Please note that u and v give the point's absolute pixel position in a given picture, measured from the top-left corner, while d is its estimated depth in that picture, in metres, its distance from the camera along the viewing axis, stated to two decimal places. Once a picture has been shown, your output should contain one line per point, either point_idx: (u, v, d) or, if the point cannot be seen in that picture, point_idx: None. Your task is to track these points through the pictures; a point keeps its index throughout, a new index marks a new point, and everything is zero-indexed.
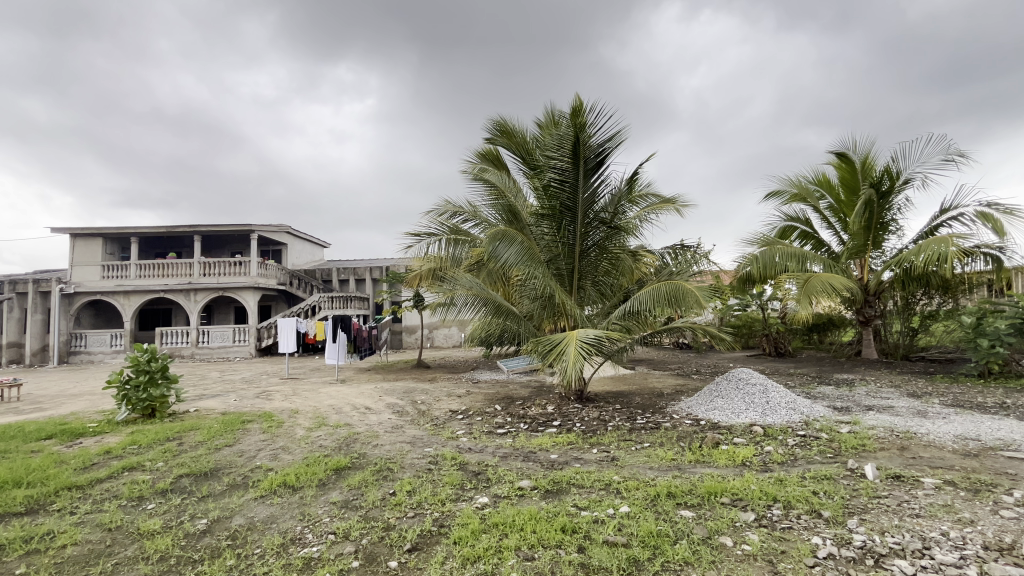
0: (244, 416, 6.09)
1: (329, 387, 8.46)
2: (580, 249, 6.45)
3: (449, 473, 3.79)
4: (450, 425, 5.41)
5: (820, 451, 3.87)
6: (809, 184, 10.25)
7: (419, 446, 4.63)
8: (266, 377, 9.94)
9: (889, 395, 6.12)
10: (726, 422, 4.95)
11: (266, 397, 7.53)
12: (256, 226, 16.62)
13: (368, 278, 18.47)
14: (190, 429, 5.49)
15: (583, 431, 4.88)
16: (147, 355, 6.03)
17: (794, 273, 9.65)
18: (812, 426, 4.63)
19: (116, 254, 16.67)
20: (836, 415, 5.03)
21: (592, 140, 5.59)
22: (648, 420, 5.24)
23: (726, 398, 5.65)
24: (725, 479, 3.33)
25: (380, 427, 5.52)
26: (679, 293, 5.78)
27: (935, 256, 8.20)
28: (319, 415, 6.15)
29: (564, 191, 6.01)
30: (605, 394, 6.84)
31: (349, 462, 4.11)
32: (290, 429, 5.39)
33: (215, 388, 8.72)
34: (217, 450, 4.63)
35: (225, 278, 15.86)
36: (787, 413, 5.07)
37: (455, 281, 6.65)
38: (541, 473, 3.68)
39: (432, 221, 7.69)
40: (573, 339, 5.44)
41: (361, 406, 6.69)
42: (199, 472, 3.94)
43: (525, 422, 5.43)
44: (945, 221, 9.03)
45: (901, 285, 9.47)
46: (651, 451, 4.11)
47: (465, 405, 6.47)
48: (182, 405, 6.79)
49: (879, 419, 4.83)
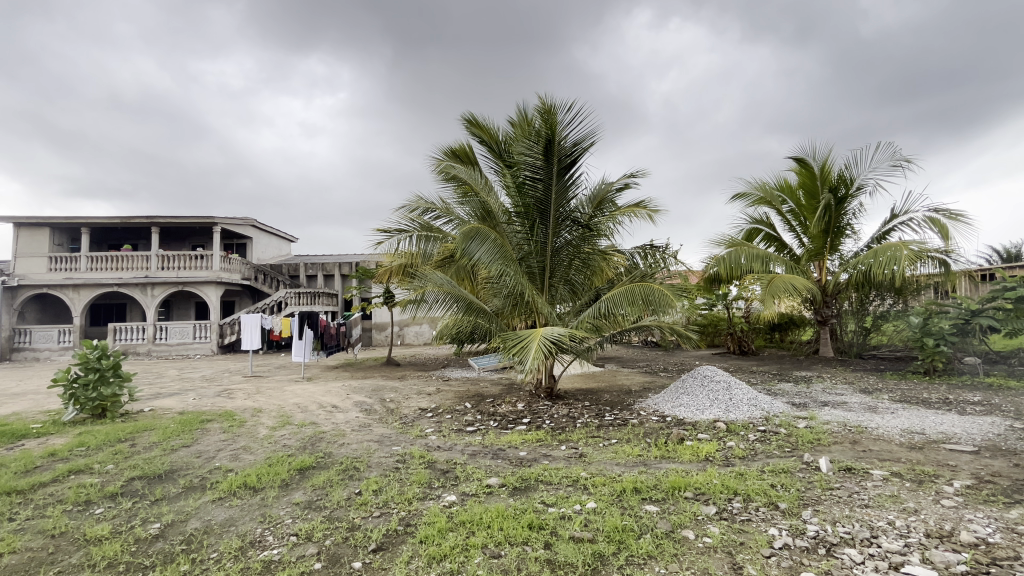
0: (203, 416, 5.86)
1: (294, 385, 8.24)
2: (552, 247, 6.49)
3: (417, 471, 3.75)
4: (419, 424, 5.35)
5: (778, 445, 4.01)
6: (772, 188, 10.60)
7: (387, 445, 4.56)
8: (228, 375, 9.59)
9: (843, 392, 6.43)
10: (691, 418, 5.07)
11: (227, 395, 7.28)
12: (219, 218, 16.03)
13: (337, 275, 18.12)
14: (143, 429, 5.24)
15: (552, 428, 4.90)
16: (97, 352, 5.73)
17: (757, 274, 10.01)
18: (772, 422, 4.80)
19: (65, 246, 15.77)
20: (794, 411, 5.23)
21: (566, 139, 5.62)
22: (616, 416, 5.31)
23: (691, 395, 5.79)
24: (689, 474, 3.41)
25: (347, 425, 5.41)
26: (648, 295, 5.94)
27: (890, 259, 8.71)
28: (284, 414, 5.99)
29: (537, 190, 6.03)
30: (575, 391, 6.90)
31: (314, 462, 4.01)
32: (252, 429, 5.23)
33: (172, 386, 8.36)
34: (173, 451, 4.44)
35: (185, 272, 15.22)
36: (749, 409, 5.24)
37: (426, 278, 6.58)
38: (509, 471, 3.69)
39: (403, 217, 7.57)
40: (537, 336, 5.49)
41: (327, 404, 6.54)
42: (153, 474, 3.77)
43: (495, 419, 5.42)
44: (897, 226, 9.50)
45: (856, 286, 9.96)
46: (618, 447, 4.17)
47: (434, 403, 6.42)
48: (136, 405, 6.48)
49: (833, 414, 5.05)
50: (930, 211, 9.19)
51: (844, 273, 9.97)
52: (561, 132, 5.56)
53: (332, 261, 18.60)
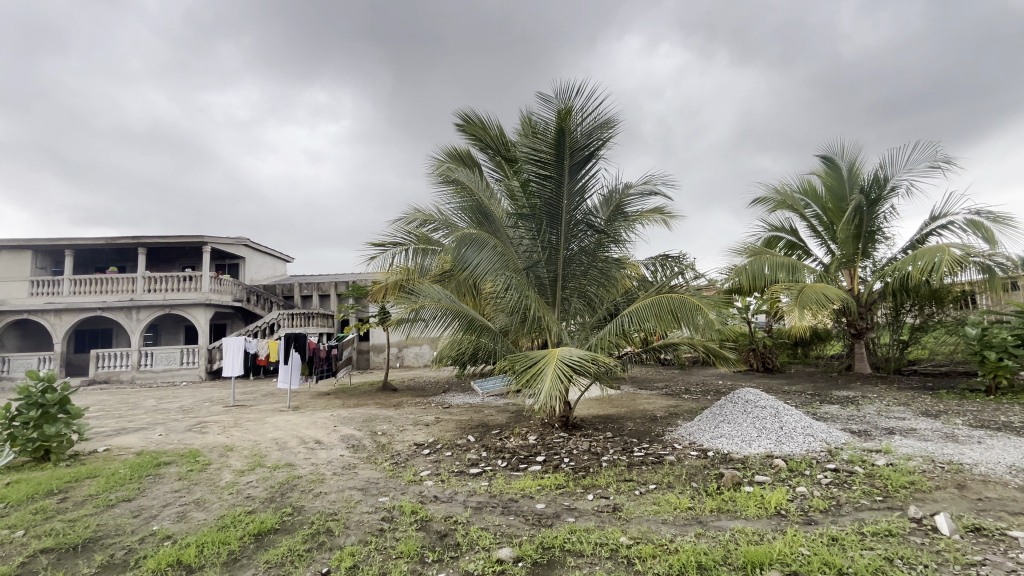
0: (162, 456, 5.03)
1: (277, 415, 7.39)
2: (564, 257, 5.71)
3: (406, 537, 2.91)
4: (413, 464, 4.50)
5: (865, 493, 3.17)
6: (794, 193, 9.89)
7: (372, 495, 3.71)
8: (207, 405, 8.74)
9: (903, 416, 5.56)
10: (738, 453, 4.24)
11: (199, 430, 6.44)
12: (210, 237, 15.38)
13: (333, 294, 17.45)
14: (86, 476, 4.41)
15: (572, 469, 4.05)
16: (41, 384, 4.92)
17: (784, 283, 9.21)
18: (840, 457, 3.95)
19: (48, 269, 15.14)
20: (861, 442, 4.38)
21: (580, 129, 4.89)
22: (648, 452, 4.47)
23: (732, 423, 4.94)
24: (765, 540, 2.57)
25: (328, 467, 4.57)
26: (676, 304, 5.20)
27: (932, 264, 7.98)
28: (258, 453, 5.16)
29: (546, 189, 5.27)
30: (593, 419, 6.06)
31: (278, 523, 3.17)
32: (214, 474, 4.38)
33: (141, 420, 7.51)
34: (109, 508, 3.61)
35: (173, 294, 14.51)
36: (806, 440, 4.40)
37: (422, 293, 5.82)
38: (525, 535, 2.84)
39: (398, 229, 6.99)
40: (554, 359, 4.69)
41: (309, 439, 5.70)
42: (66, 546, 2.93)
43: (503, 457, 4.57)
44: (936, 230, 8.75)
45: (892, 296, 9.21)
46: (660, 497, 3.33)
47: (432, 436, 5.58)
48: (91, 444, 5.64)
49: (912, 446, 4.21)
50: (971, 214, 8.52)
51: (878, 282, 9.27)
52: (575, 120, 4.82)
53: (328, 281, 17.95)
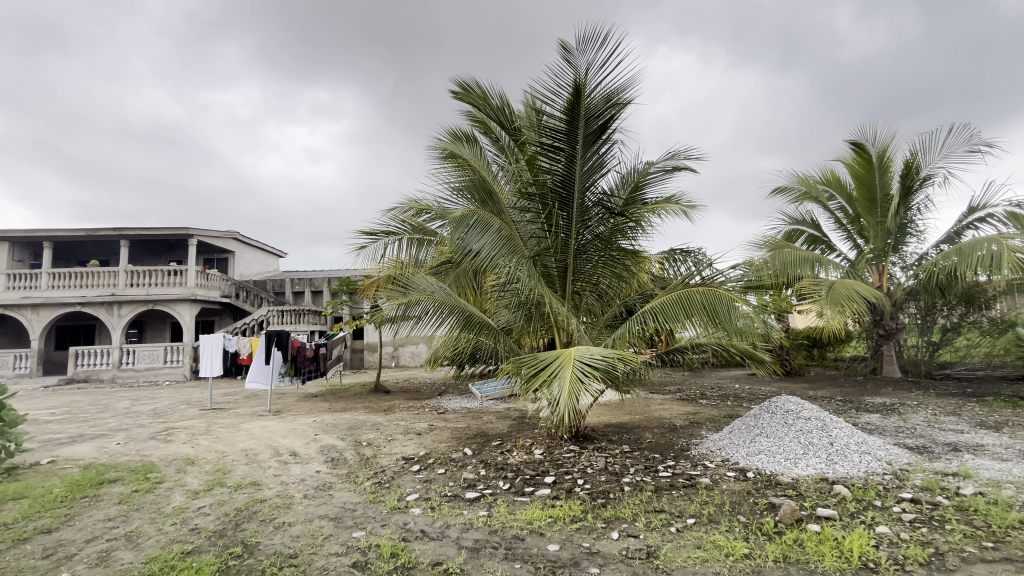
0: (109, 471, 4.33)
1: (254, 421, 6.70)
2: (576, 245, 5.02)
3: None
4: (399, 485, 3.82)
5: (969, 536, 2.49)
6: (817, 183, 9.25)
7: (346, 528, 3.02)
8: (181, 408, 8.04)
9: (957, 427, 4.92)
10: (783, 474, 3.57)
11: (164, 438, 5.74)
12: (197, 230, 14.69)
13: (326, 290, 16.79)
14: (10, 497, 3.71)
15: (590, 495, 3.37)
16: None
17: (809, 279, 8.55)
18: (912, 483, 3.27)
19: (26, 262, 14.44)
20: (929, 463, 3.71)
21: (598, 92, 4.18)
22: (675, 472, 3.79)
23: (772, 436, 4.27)
24: None
25: (299, 487, 3.87)
26: (709, 298, 4.52)
27: (980, 258, 7.24)
28: (222, 468, 4.47)
29: (557, 165, 4.57)
30: (606, 429, 5.38)
31: (218, 571, 2.48)
32: (163, 496, 3.69)
33: (104, 425, 6.80)
34: (17, 545, 2.90)
35: (156, 288, 13.79)
36: (862, 460, 3.73)
37: (415, 285, 5.14)
38: None
39: (391, 217, 6.31)
40: (569, 361, 3.98)
41: (284, 451, 5.01)
42: None
43: (505, 477, 3.88)
44: (974, 222, 8.09)
45: (924, 294, 8.54)
46: (705, 537, 2.63)
47: (424, 448, 4.89)
48: (32, 456, 4.93)
49: (992, 468, 3.53)
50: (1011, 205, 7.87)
51: (910, 279, 8.61)
52: (591, 82, 4.11)
53: (321, 277, 17.28)
